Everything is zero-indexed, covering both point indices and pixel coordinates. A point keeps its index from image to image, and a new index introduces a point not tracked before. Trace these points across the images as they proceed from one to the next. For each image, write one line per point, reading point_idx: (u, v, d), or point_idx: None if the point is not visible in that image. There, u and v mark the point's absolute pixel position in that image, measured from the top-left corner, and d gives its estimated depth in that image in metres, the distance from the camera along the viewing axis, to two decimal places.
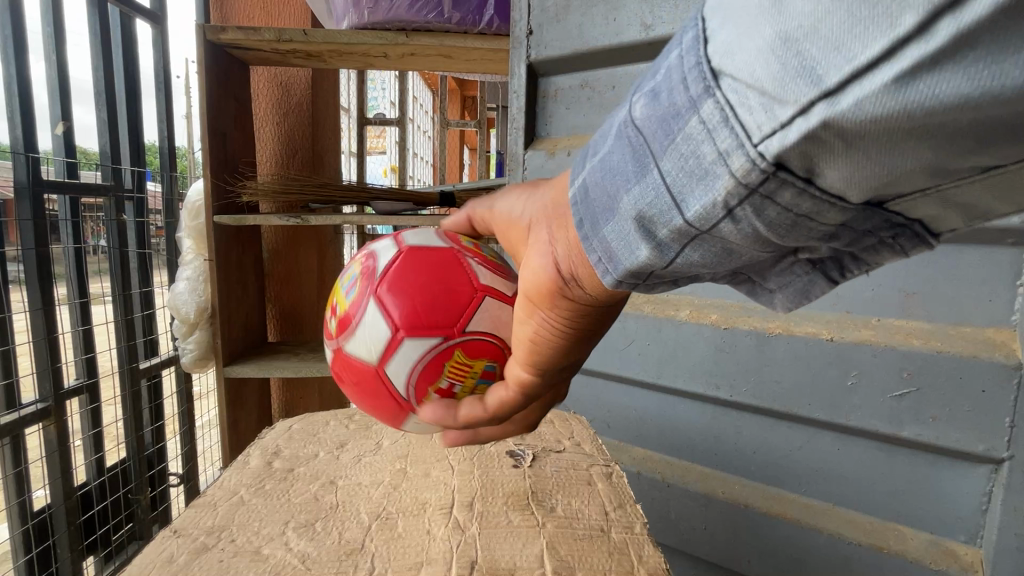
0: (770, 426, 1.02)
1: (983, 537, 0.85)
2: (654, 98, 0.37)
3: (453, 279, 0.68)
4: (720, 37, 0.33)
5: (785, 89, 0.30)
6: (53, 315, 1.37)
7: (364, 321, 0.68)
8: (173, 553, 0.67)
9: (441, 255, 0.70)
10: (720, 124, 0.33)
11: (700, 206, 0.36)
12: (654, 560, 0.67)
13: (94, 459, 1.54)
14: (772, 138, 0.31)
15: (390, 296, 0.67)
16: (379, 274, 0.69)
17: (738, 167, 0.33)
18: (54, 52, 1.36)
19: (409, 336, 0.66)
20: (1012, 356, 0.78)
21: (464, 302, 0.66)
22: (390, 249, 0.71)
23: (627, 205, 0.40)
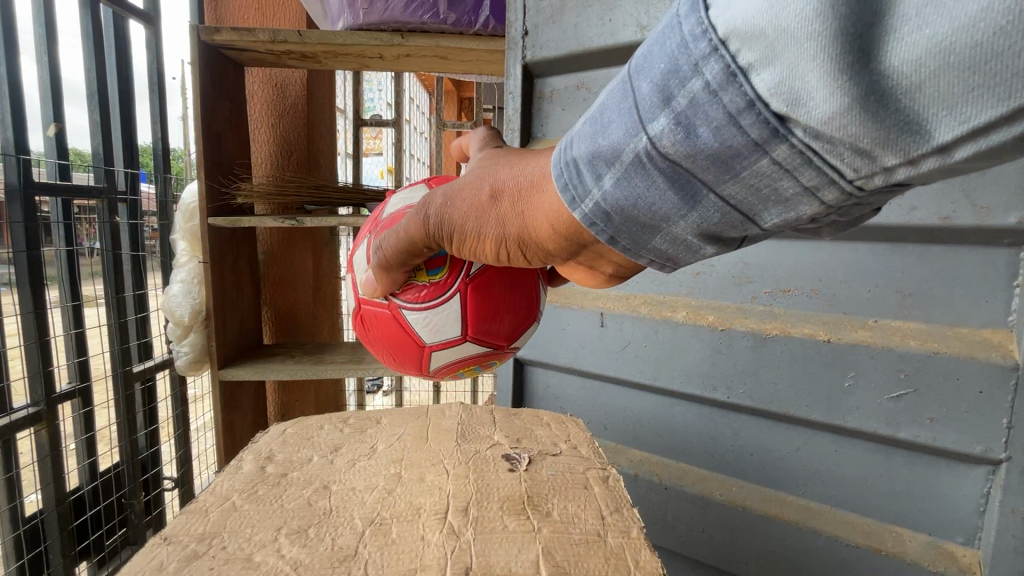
0: (768, 427, 1.02)
1: (981, 539, 0.84)
2: (690, 134, 0.39)
3: (485, 286, 0.71)
4: (777, 85, 0.35)
5: (889, 143, 0.33)
6: (45, 318, 1.36)
7: (510, 355, 0.79)
8: (163, 561, 0.66)
9: (461, 300, 0.70)
10: (802, 164, 0.37)
11: (778, 221, 0.42)
12: (650, 566, 0.66)
13: (87, 464, 1.53)
14: (873, 177, 0.36)
15: (505, 338, 0.75)
16: (477, 355, 0.74)
17: (831, 197, 0.38)
18: (46, 53, 1.34)
19: (537, 313, 0.77)
20: (1009, 357, 0.78)
21: (513, 275, 0.72)
22: (443, 347, 0.73)
23: (681, 226, 0.45)
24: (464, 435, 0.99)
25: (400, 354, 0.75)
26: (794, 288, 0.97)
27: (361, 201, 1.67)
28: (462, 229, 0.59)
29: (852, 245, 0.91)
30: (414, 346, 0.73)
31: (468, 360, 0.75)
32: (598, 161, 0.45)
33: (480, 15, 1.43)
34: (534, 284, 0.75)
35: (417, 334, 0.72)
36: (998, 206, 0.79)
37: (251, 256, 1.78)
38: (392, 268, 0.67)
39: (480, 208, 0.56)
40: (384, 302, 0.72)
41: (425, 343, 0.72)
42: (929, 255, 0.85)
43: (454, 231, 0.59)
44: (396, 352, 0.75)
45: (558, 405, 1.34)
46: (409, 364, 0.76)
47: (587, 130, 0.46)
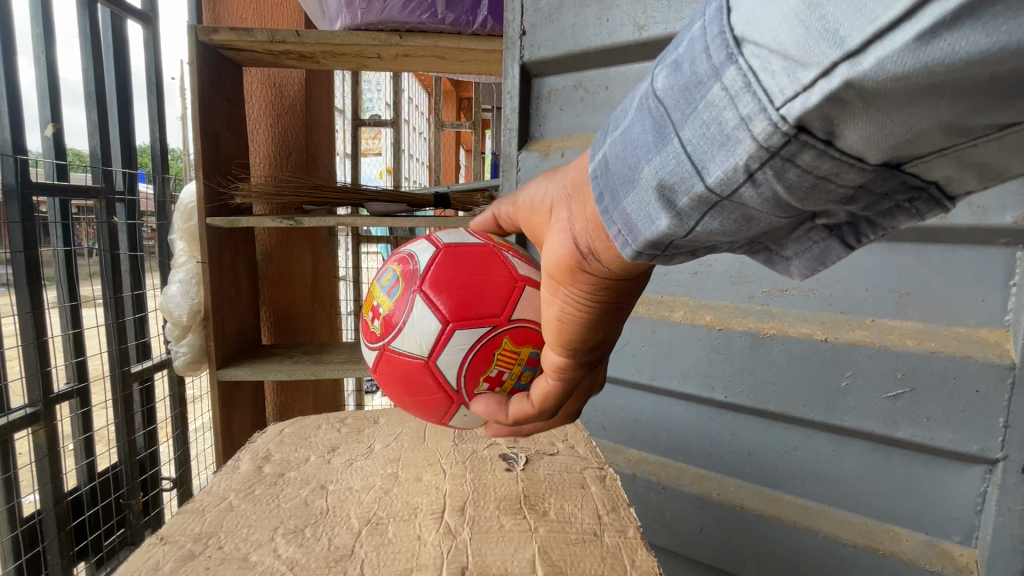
0: (765, 427, 1.02)
1: (978, 538, 0.84)
2: (675, 66, 0.37)
3: (490, 263, 0.73)
4: (746, 8, 0.33)
5: (809, 51, 0.29)
6: (43, 318, 1.35)
7: (400, 317, 0.72)
8: (158, 561, 0.66)
9: (475, 244, 0.74)
10: (743, 90, 0.33)
11: (722, 174, 0.35)
12: (647, 565, 0.66)
13: (85, 464, 1.53)
14: (795, 100, 0.31)
15: (426, 284, 0.71)
16: (414, 264, 0.73)
17: (761, 130, 0.33)
18: (44, 53, 1.34)
19: (450, 323, 0.69)
20: (1005, 356, 0.78)
21: (504, 289, 0.71)
22: (424, 242, 0.75)
23: (646, 176, 0.40)
24: (462, 435, 0.99)
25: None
26: (792, 287, 0.97)
27: (359, 201, 1.67)
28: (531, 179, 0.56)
29: None
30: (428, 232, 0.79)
31: (411, 260, 0.74)
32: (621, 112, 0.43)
33: (478, 15, 1.43)
34: (484, 315, 0.69)
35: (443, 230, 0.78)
36: (994, 205, 0.79)
37: (250, 256, 1.78)
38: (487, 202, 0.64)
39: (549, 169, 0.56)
40: None
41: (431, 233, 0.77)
42: (926, 254, 0.85)
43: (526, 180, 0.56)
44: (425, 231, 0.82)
45: None
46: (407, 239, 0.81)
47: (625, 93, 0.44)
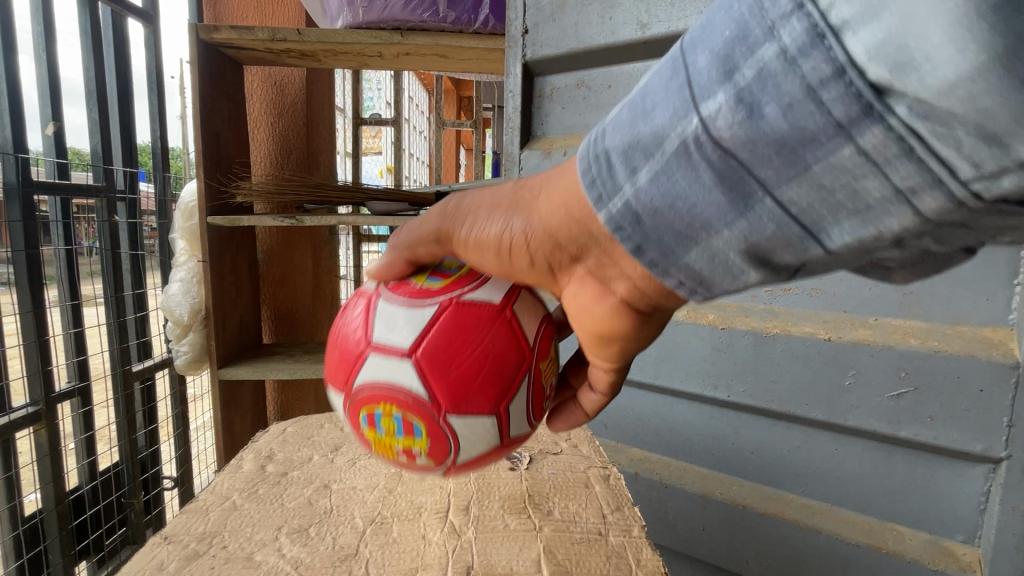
0: (768, 426, 1.02)
1: (981, 537, 0.85)
2: (754, 115, 0.34)
3: (463, 321, 0.60)
4: (874, 51, 0.30)
5: (1020, 132, 0.28)
6: (44, 318, 1.35)
7: (446, 441, 0.60)
8: (162, 561, 0.66)
9: (429, 313, 0.60)
10: (900, 156, 0.32)
11: (848, 237, 0.36)
12: (652, 564, 0.66)
13: (86, 463, 1.53)
14: (992, 178, 0.30)
15: (444, 394, 0.59)
16: (408, 396, 0.59)
17: (929, 204, 0.32)
18: (45, 52, 1.34)
19: (499, 401, 0.61)
20: (1009, 356, 0.78)
21: (503, 332, 0.61)
22: (381, 359, 0.60)
23: (726, 236, 0.39)
24: None
25: (337, 357, 0.64)
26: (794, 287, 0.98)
27: (361, 200, 1.68)
28: (464, 222, 0.53)
29: None
30: (360, 345, 0.62)
31: (395, 392, 0.59)
32: (639, 150, 0.39)
33: (479, 14, 1.43)
34: (514, 368, 0.61)
35: (373, 325, 0.62)
36: None
37: (251, 255, 1.78)
38: (394, 243, 0.61)
39: (498, 199, 0.50)
40: (370, 292, 0.65)
41: (370, 343, 0.61)
42: None
43: (458, 222, 0.53)
44: (339, 353, 0.64)
45: None
46: (342, 379, 0.63)
47: (630, 117, 0.40)
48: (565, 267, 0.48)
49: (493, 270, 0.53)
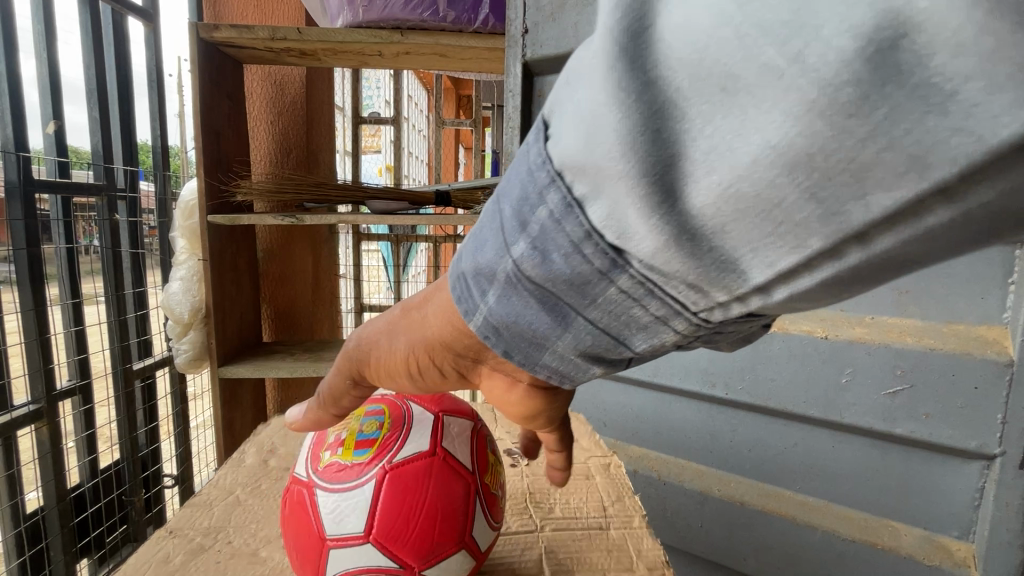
0: (764, 424, 1.03)
1: (976, 533, 0.86)
2: (545, 262, 0.33)
3: (403, 484, 0.60)
4: (607, 216, 0.31)
5: (719, 280, 0.30)
6: (46, 316, 1.36)
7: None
8: (168, 554, 0.67)
9: (370, 488, 0.60)
10: (646, 295, 0.32)
11: (648, 349, 0.35)
12: (653, 554, 0.67)
13: (88, 461, 1.53)
14: (713, 310, 0.32)
15: (413, 555, 0.60)
16: (380, 571, 0.60)
17: (683, 328, 0.33)
18: (45, 50, 1.34)
19: (464, 535, 0.63)
20: (1004, 353, 0.79)
21: (443, 475, 0.62)
22: (343, 549, 0.60)
23: (561, 347, 0.37)
24: None
25: (294, 556, 0.63)
26: None
27: (361, 199, 1.69)
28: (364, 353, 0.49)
29: None
30: (313, 541, 0.61)
31: (368, 573, 0.60)
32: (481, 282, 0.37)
33: (479, 13, 1.43)
34: (464, 500, 0.63)
35: (320, 521, 0.61)
36: None
37: (250, 254, 1.78)
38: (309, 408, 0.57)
39: (391, 328, 0.46)
40: (302, 489, 0.63)
41: (324, 538, 0.61)
42: None
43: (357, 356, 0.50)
44: (295, 553, 0.63)
45: None
46: (308, 573, 0.63)
47: (466, 249, 0.38)
48: (476, 372, 0.46)
49: (415, 387, 0.49)
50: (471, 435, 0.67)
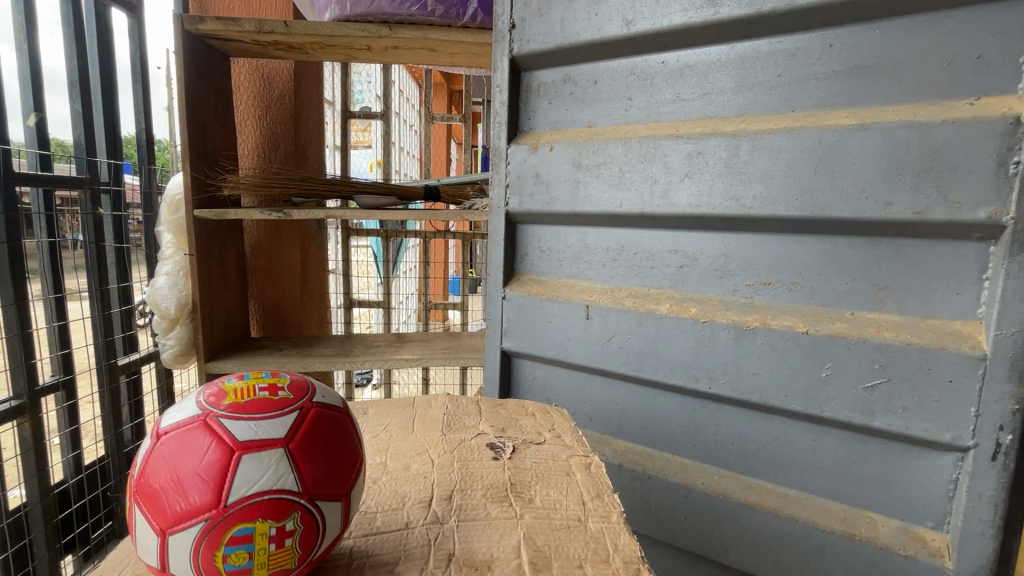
0: (748, 417, 1.04)
1: (949, 524, 0.88)
2: None
3: (150, 482, 0.54)
4: None
5: None
6: (28, 310, 1.34)
7: (263, 501, 0.53)
8: None
9: (137, 508, 0.55)
10: None
11: None
12: (630, 549, 0.65)
13: (72, 458, 1.51)
14: None
15: (203, 502, 0.52)
16: (200, 539, 0.52)
17: None
18: (26, 40, 1.32)
19: (239, 445, 0.54)
20: (977, 348, 0.81)
21: (174, 442, 0.55)
22: (171, 559, 0.54)
23: None
24: (450, 425, 0.97)
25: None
26: (775, 280, 0.98)
27: (349, 194, 1.70)
28: None
29: (830, 239, 0.92)
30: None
31: (197, 550, 0.53)
32: None
33: (468, 8, 1.40)
34: (203, 432, 0.55)
35: (148, 564, 0.56)
36: (968, 202, 0.80)
37: (237, 248, 1.77)
38: None
39: None
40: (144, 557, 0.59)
41: (161, 569, 0.55)
42: (903, 249, 0.87)
43: None
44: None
45: (545, 397, 1.35)
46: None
47: None
48: None
49: None
50: (198, 393, 0.60)
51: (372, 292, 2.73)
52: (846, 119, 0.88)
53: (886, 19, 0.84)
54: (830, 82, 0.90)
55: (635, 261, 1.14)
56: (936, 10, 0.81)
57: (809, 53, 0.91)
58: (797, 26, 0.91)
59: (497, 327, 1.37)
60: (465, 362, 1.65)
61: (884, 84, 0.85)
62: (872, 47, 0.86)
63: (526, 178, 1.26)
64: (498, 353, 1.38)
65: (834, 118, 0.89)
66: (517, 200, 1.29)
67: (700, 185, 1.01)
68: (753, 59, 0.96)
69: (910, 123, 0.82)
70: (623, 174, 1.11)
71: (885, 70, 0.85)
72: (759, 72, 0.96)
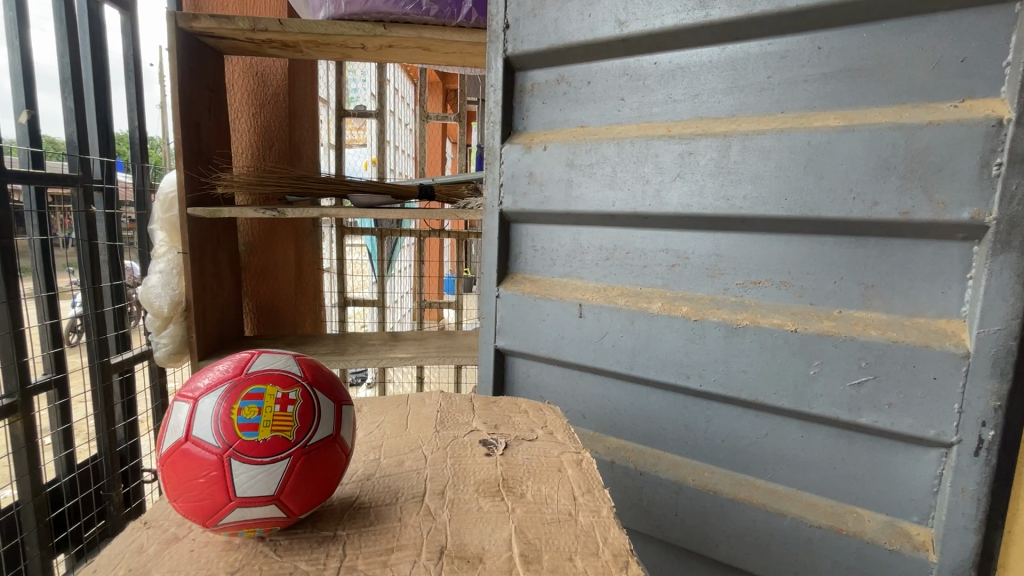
0: (738, 414, 1.06)
1: (934, 518, 0.90)
2: None
3: (191, 381, 0.67)
4: None
5: None
6: (19, 308, 1.34)
7: (275, 371, 0.65)
8: (142, 544, 0.66)
9: (173, 400, 0.65)
10: None
11: None
12: (620, 542, 0.66)
13: (64, 457, 1.50)
14: None
15: (231, 372, 0.65)
16: (223, 395, 0.62)
17: None
18: (17, 37, 1.31)
19: (258, 351, 0.70)
20: (961, 346, 0.83)
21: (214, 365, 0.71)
22: (194, 424, 0.62)
23: None
24: (443, 422, 0.98)
25: (198, 499, 0.61)
26: (765, 279, 1.00)
27: (343, 191, 1.70)
28: None
29: (818, 239, 0.94)
30: (183, 458, 0.61)
31: (219, 406, 0.62)
32: None
33: (463, 7, 1.41)
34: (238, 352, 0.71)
35: (171, 447, 0.62)
36: (953, 203, 0.81)
37: (231, 247, 1.76)
38: None
39: None
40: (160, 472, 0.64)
41: (182, 441, 0.62)
42: (891, 248, 0.89)
43: None
44: (194, 498, 0.61)
45: (538, 395, 1.36)
46: (209, 481, 0.60)
47: None
48: None
49: None
50: None
51: (366, 291, 2.72)
52: (834, 120, 0.89)
53: (874, 22, 0.86)
54: (819, 84, 0.91)
55: (628, 260, 1.15)
56: (922, 14, 0.82)
57: (798, 55, 0.93)
58: (788, 29, 0.92)
59: (491, 325, 1.38)
60: (459, 361, 1.66)
61: (871, 86, 0.87)
62: (860, 50, 0.87)
63: (519, 177, 1.27)
64: (491, 351, 1.39)
65: (823, 120, 0.90)
66: (511, 199, 1.30)
67: (691, 185, 1.02)
68: (744, 60, 0.98)
69: (896, 124, 0.84)
70: (616, 173, 1.12)
71: (873, 73, 0.87)
72: (749, 73, 0.97)
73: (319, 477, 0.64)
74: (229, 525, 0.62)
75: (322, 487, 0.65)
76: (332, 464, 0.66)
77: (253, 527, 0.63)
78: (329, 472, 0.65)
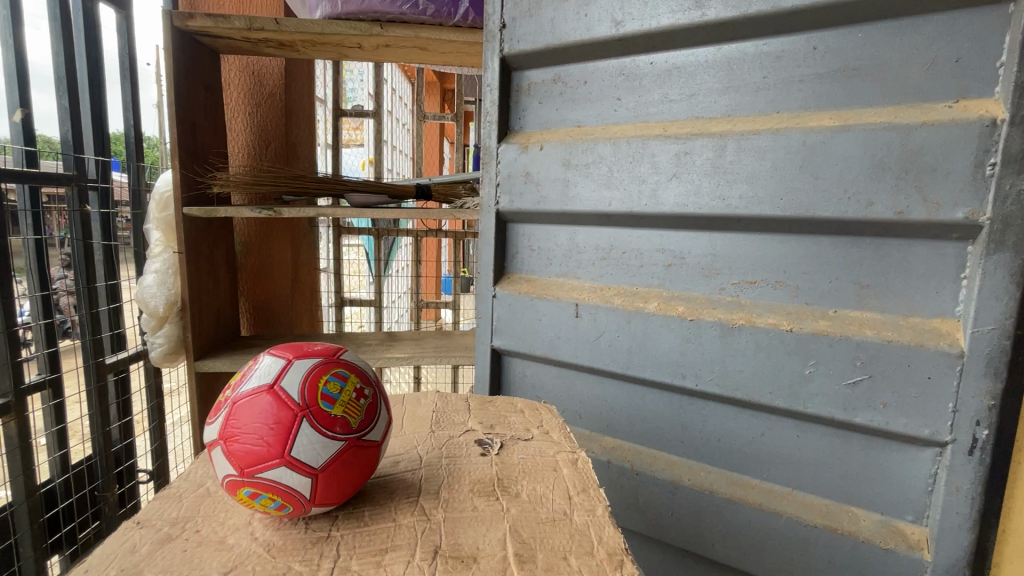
0: (734, 414, 1.06)
1: (928, 517, 0.90)
2: None
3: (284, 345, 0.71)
4: None
5: None
6: (13, 308, 1.33)
7: (361, 366, 0.71)
8: (135, 544, 0.65)
9: (267, 351, 0.68)
10: None
11: None
12: (614, 541, 0.67)
13: (58, 457, 1.50)
14: None
15: (325, 352, 0.70)
16: (318, 364, 0.67)
17: None
18: (11, 35, 1.31)
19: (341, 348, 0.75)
20: (955, 345, 0.83)
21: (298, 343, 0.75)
22: (285, 375, 0.65)
23: None
24: (439, 422, 0.98)
25: (252, 445, 0.61)
26: (760, 279, 1.00)
27: (340, 191, 1.70)
28: None
29: (814, 239, 0.94)
30: (261, 401, 0.63)
31: (314, 369, 0.66)
32: None
33: (459, 6, 1.40)
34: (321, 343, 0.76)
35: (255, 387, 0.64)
36: (947, 203, 0.81)
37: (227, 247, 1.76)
38: None
39: None
40: (228, 409, 0.64)
41: (267, 386, 0.64)
42: (886, 247, 0.89)
43: None
44: (251, 441, 0.62)
45: (535, 394, 1.36)
46: (273, 431, 0.62)
47: None
48: None
49: None
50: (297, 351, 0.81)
51: (364, 291, 2.72)
52: (829, 121, 0.89)
53: (868, 23, 0.86)
54: (814, 84, 0.91)
55: (624, 260, 1.16)
56: (916, 15, 0.83)
57: (793, 55, 0.93)
58: (784, 29, 0.92)
59: (488, 324, 1.37)
60: (456, 361, 1.65)
61: (867, 86, 0.87)
62: (855, 50, 0.87)
63: (515, 176, 1.27)
64: (488, 351, 1.39)
65: (818, 120, 0.91)
66: (507, 198, 1.30)
67: (687, 185, 1.02)
68: (740, 60, 0.98)
69: (890, 124, 0.84)
70: (612, 173, 1.12)
71: (868, 73, 0.87)
72: (745, 73, 0.97)
73: (354, 469, 0.65)
74: (261, 482, 0.61)
75: (351, 483, 0.66)
76: (367, 466, 0.67)
77: (274, 496, 0.62)
78: (361, 472, 0.67)
